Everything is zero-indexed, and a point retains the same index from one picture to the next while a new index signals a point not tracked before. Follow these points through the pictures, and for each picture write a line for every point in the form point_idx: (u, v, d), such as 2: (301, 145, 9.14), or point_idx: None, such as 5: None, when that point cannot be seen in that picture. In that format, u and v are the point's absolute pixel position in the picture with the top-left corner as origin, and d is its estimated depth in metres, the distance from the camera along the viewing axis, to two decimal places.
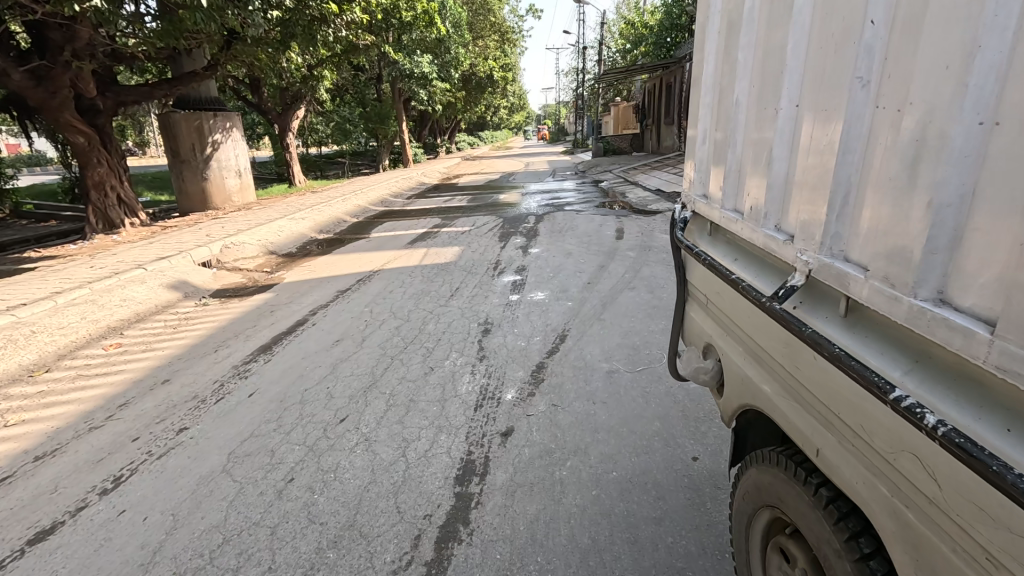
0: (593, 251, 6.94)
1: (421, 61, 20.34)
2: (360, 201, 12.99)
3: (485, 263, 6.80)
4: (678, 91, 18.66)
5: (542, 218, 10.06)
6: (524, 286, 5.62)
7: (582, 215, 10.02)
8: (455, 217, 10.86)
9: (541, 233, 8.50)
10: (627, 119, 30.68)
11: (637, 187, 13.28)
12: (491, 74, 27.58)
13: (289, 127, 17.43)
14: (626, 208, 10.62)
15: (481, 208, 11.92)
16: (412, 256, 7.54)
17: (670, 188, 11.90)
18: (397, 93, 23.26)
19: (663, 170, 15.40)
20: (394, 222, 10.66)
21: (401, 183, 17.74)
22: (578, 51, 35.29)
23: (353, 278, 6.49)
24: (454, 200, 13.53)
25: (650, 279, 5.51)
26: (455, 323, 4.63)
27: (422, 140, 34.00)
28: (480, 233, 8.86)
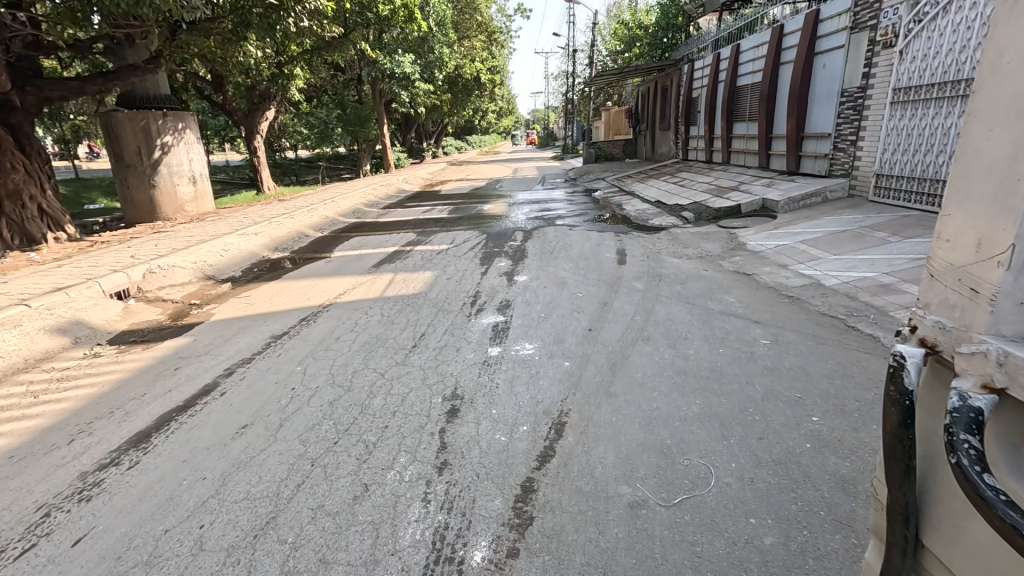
0: (593, 280, 5.80)
1: (403, 60, 19.47)
2: (329, 211, 11.73)
3: (462, 295, 5.63)
4: (674, 95, 17.74)
5: (531, 234, 8.92)
6: (509, 331, 4.46)
7: (576, 231, 8.90)
8: (434, 231, 9.68)
9: (530, 254, 7.35)
10: (618, 124, 29.74)
11: (634, 198, 12.18)
12: (477, 76, 26.44)
13: (257, 129, 16.09)
14: (625, 222, 9.51)
15: (463, 221, 10.72)
16: (376, 282, 6.32)
17: (672, 199, 10.81)
18: (377, 94, 22.04)
19: (660, 178, 14.35)
20: (364, 237, 9.43)
21: (380, 191, 16.48)
22: (567, 53, 34.31)
23: (297, 315, 5.26)
24: (434, 210, 12.31)
25: (666, 323, 4.36)
26: (412, 396, 3.41)
27: (406, 144, 32.70)
28: (460, 253, 7.68)
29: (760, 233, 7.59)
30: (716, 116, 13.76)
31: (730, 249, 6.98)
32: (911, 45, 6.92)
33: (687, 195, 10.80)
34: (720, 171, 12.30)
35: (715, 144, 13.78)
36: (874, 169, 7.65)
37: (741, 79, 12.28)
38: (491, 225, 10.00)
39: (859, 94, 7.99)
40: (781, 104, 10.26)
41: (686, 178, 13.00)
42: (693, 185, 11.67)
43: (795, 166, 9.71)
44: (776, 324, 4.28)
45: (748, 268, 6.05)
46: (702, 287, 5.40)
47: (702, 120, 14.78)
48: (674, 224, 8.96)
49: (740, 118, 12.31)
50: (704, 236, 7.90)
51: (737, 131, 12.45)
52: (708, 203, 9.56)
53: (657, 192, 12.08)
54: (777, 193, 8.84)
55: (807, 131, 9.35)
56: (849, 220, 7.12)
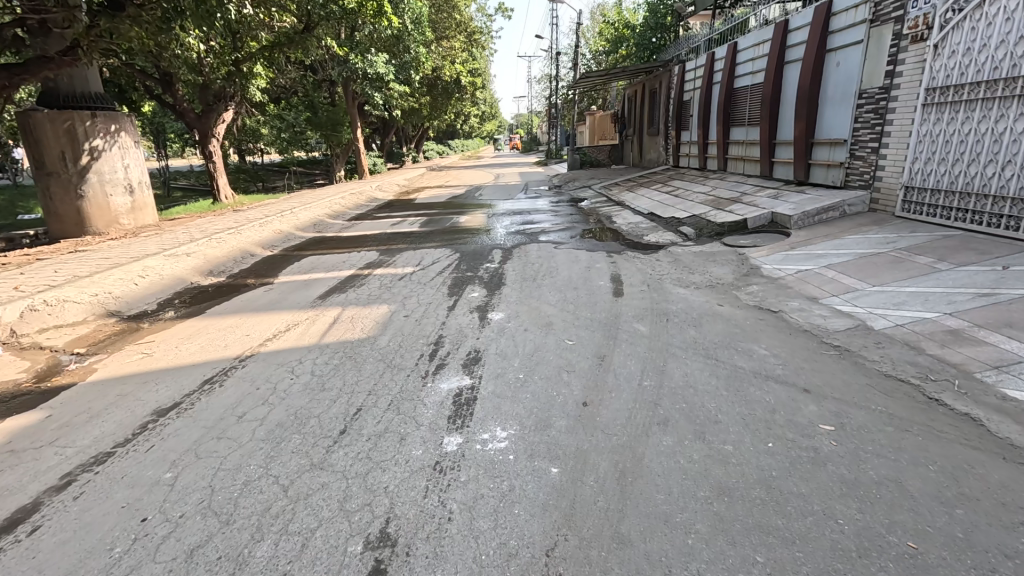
0: (584, 320, 4.67)
1: (376, 60, 18.35)
2: (286, 224, 10.46)
3: (421, 342, 4.45)
4: (662, 99, 16.83)
5: (511, 253, 7.77)
6: (475, 404, 3.30)
7: (563, 249, 7.79)
8: (400, 249, 8.48)
9: (508, 281, 6.22)
10: (603, 129, 28.80)
11: (625, 209, 11.13)
12: (457, 78, 25.39)
13: (213, 133, 14.73)
14: (618, 239, 8.43)
15: (436, 236, 9.55)
16: (317, 321, 5.11)
17: (667, 212, 9.77)
18: (349, 95, 20.77)
19: (651, 187, 13.35)
20: (318, 256, 8.19)
21: (349, 200, 15.22)
22: (550, 56, 33.39)
23: (201, 373, 4.01)
24: (405, 222, 11.12)
25: (686, 393, 3.25)
26: (317, 540, 2.23)
27: (384, 148, 31.43)
28: (426, 279, 6.51)
29: (774, 255, 6.59)
30: (711, 121, 12.80)
31: (744, 276, 5.93)
32: (947, 38, 5.97)
33: (684, 207, 9.78)
34: (717, 180, 11.32)
35: (710, 151, 12.84)
36: (901, 181, 6.69)
37: (738, 80, 11.34)
38: (467, 242, 8.84)
39: (882, 95, 7.04)
40: (787, 108, 9.32)
41: (679, 187, 12.01)
42: (689, 196, 10.66)
43: (804, 176, 8.76)
44: (833, 394, 3.20)
45: (772, 302, 4.99)
46: (721, 331, 4.31)
47: (695, 125, 13.82)
48: (673, 242, 7.91)
49: (737, 123, 11.39)
50: (710, 257, 6.86)
51: (734, 138, 11.52)
52: (709, 217, 8.56)
53: (649, 203, 11.07)
54: (787, 207, 7.84)
55: (818, 137, 8.41)
56: (879, 240, 6.13)
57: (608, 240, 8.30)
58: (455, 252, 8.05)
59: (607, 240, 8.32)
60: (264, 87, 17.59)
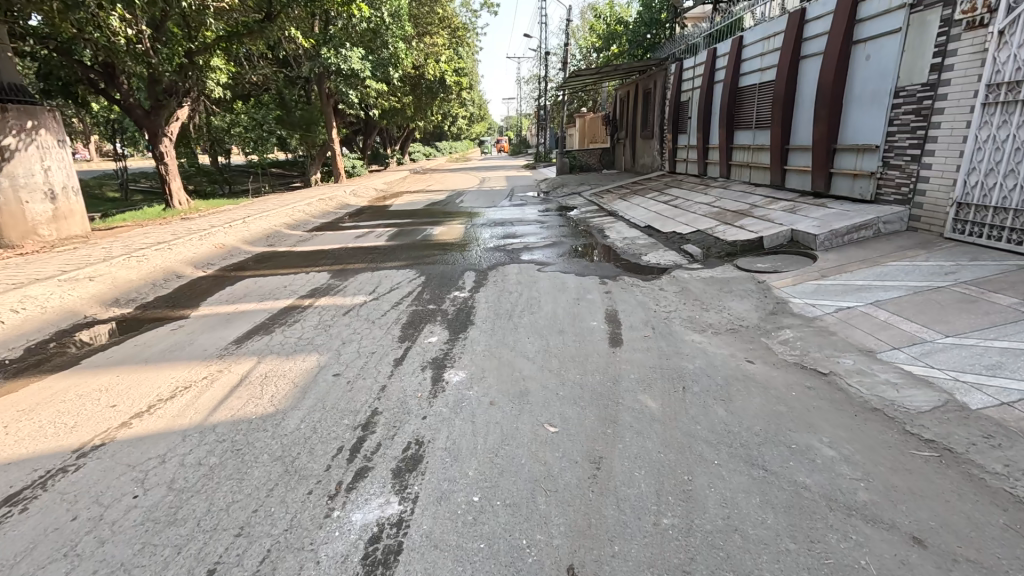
0: (572, 387, 3.45)
1: (350, 55, 17.15)
2: (231, 237, 9.11)
3: (344, 425, 3.18)
4: (657, 100, 15.74)
5: (486, 277, 6.54)
6: (395, 569, 2.05)
7: (548, 272, 6.57)
8: (357, 269, 7.23)
9: (478, 318, 5.00)
10: (594, 132, 27.76)
11: (618, 221, 9.96)
12: (441, 78, 24.21)
13: (165, 132, 13.34)
14: (612, 259, 7.24)
15: (402, 253, 8.26)
16: (216, 382, 3.82)
17: (667, 227, 8.62)
18: (324, 93, 19.45)
19: (646, 195, 12.20)
20: (256, 278, 6.89)
21: (317, 206, 13.91)
22: (539, 57, 32.30)
23: (6, 484, 2.70)
24: (371, 234, 9.84)
25: (732, 551, 2.04)
26: None
27: (365, 150, 30.11)
28: (377, 314, 5.25)
29: (802, 285, 5.43)
30: (712, 124, 11.71)
31: (771, 315, 4.75)
32: (1017, 23, 4.87)
33: (685, 221, 8.62)
34: (720, 189, 10.20)
35: (711, 157, 11.73)
36: (951, 197, 5.59)
37: (744, 79, 10.23)
38: (438, 261, 7.57)
39: (925, 93, 5.94)
40: (803, 109, 8.22)
41: (678, 196, 10.86)
42: (690, 208, 9.51)
43: (825, 187, 7.64)
44: (965, 554, 2.00)
45: (817, 359, 3.80)
46: (759, 409, 3.11)
47: (694, 128, 12.72)
48: (676, 264, 6.75)
49: (742, 125, 10.30)
50: (724, 286, 5.69)
51: (739, 142, 10.41)
52: (717, 234, 7.40)
53: (646, 215, 9.91)
54: (809, 224, 6.72)
55: (842, 142, 7.31)
56: (932, 269, 4.99)
57: (601, 261, 7.09)
58: (420, 275, 6.80)
59: (600, 261, 7.11)
60: (227, 82, 16.23)
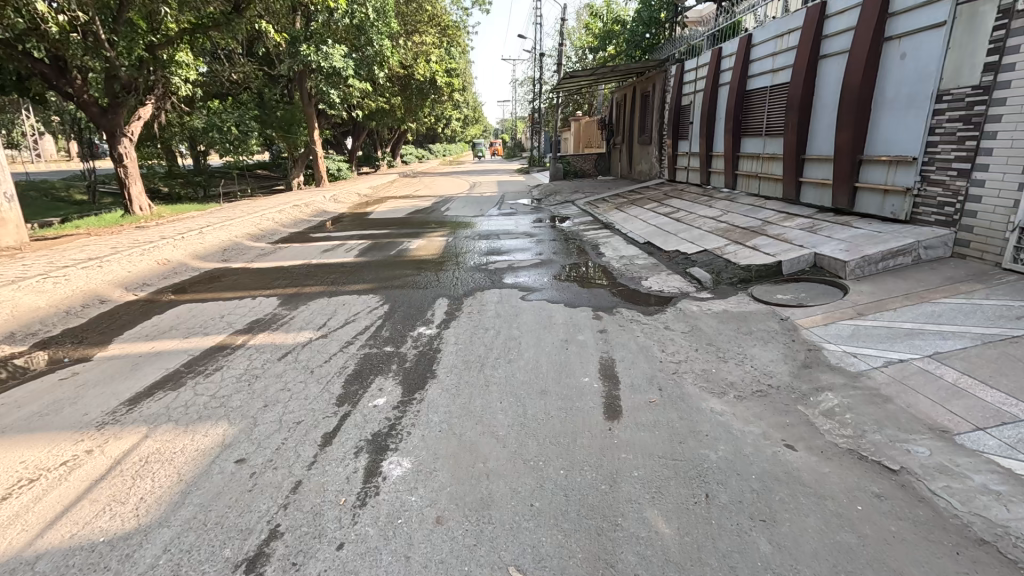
0: (552, 494, 2.49)
1: (332, 52, 16.24)
2: (180, 251, 8.10)
3: (220, 562, 2.20)
4: (656, 104, 14.88)
5: (461, 306, 5.58)
6: None
7: (533, 301, 5.63)
8: (313, 294, 6.27)
9: (443, 367, 4.04)
10: (588, 136, 26.88)
11: (615, 236, 9.04)
12: (431, 78, 23.30)
13: (124, 132, 12.30)
14: (607, 283, 6.32)
15: (370, 271, 7.31)
16: (76, 473, 2.84)
17: (669, 245, 7.71)
18: (305, 93, 18.48)
19: (644, 206, 11.30)
20: (193, 304, 5.91)
21: (289, 214, 12.90)
22: (534, 58, 31.45)
23: None
24: (340, 248, 8.86)
25: None
26: None
27: (354, 152, 29.09)
28: (319, 360, 4.28)
29: (835, 325, 4.52)
30: (715, 130, 10.83)
31: (804, 369, 3.83)
32: None
33: (689, 239, 7.72)
34: (726, 202, 9.30)
35: (715, 166, 10.84)
36: (1010, 220, 4.70)
37: (752, 81, 9.34)
38: (409, 282, 6.63)
39: (975, 97, 5.06)
40: (822, 115, 7.34)
41: (679, 208, 9.97)
42: (694, 222, 8.60)
43: (849, 203, 6.74)
44: None
45: (878, 444, 2.88)
46: (819, 542, 2.17)
47: (696, 134, 11.85)
48: (683, 292, 5.82)
49: (749, 133, 9.41)
50: (741, 324, 4.77)
51: (747, 151, 9.53)
52: (727, 256, 6.50)
53: (645, 230, 9.01)
54: (835, 247, 5.82)
55: (869, 153, 6.42)
56: (997, 310, 4.10)
57: (594, 286, 6.18)
58: (386, 302, 5.85)
59: (593, 286, 6.19)
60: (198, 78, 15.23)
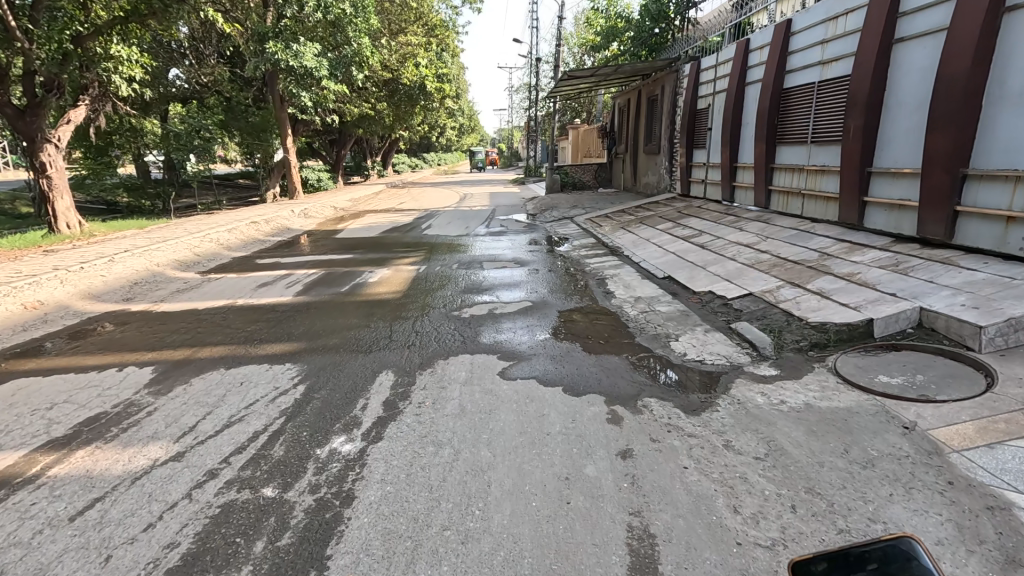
0: None
1: (303, 51, 14.66)
2: (70, 289, 6.31)
3: None
4: (665, 108, 13.20)
5: (410, 389, 3.78)
6: None
7: (517, 381, 3.84)
8: (212, 359, 4.46)
9: (348, 549, 2.24)
10: (587, 145, 25.31)
11: (625, 267, 7.29)
12: (419, 83, 21.75)
13: (49, 137, 10.55)
14: (621, 346, 4.56)
15: (304, 320, 5.52)
16: None
17: (698, 285, 5.95)
18: (276, 96, 16.81)
19: (656, 226, 9.57)
20: (28, 380, 4.09)
21: (244, 232, 11.13)
22: (529, 64, 29.94)
23: None
24: (283, 284, 7.08)
25: None
26: None
27: (339, 162, 27.42)
28: (137, 524, 2.45)
29: (1008, 450, 2.73)
30: (741, 137, 9.15)
31: (1014, 569, 2.03)
32: None
33: (724, 277, 5.96)
34: (761, 226, 7.57)
35: (742, 180, 9.14)
36: None
37: (791, 77, 7.67)
38: (351, 341, 4.83)
39: None
40: (899, 116, 5.64)
41: (702, 232, 8.22)
42: (726, 252, 6.85)
43: (948, 232, 5.02)
44: None
45: None
46: None
47: (716, 141, 10.17)
48: (732, 365, 4.06)
49: (788, 140, 7.72)
50: (846, 439, 2.97)
51: (785, 161, 7.82)
52: (786, 307, 4.74)
53: (662, 261, 7.26)
54: (949, 300, 4.06)
55: (979, 166, 4.71)
56: None
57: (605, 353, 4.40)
58: (306, 378, 4.05)
59: (603, 353, 4.41)
60: (148, 75, 13.57)
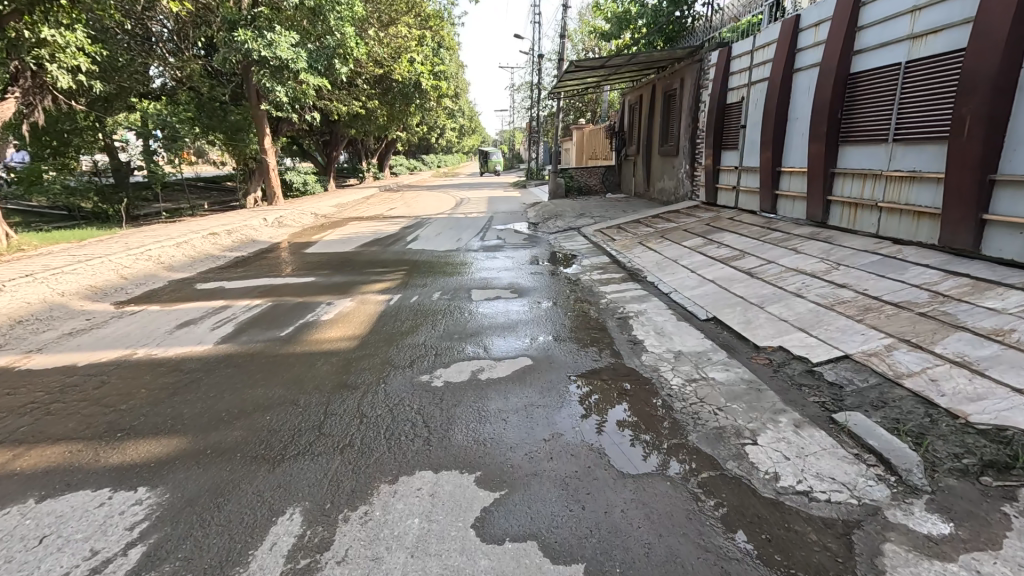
0: None
1: (278, 39, 13.16)
2: None
3: None
4: (685, 105, 11.60)
5: (317, 564, 2.17)
6: None
7: (505, 544, 2.24)
8: (29, 472, 2.85)
9: None
10: (593, 145, 23.78)
11: (651, 302, 5.71)
12: (412, 79, 20.26)
13: None
14: (667, 452, 2.95)
15: (211, 390, 3.89)
16: None
17: (759, 335, 4.35)
18: (251, 90, 15.26)
19: (682, 243, 7.95)
20: None
21: (198, 246, 9.55)
22: (531, 61, 28.49)
23: None
24: (212, 323, 5.49)
25: None
26: None
27: (330, 164, 25.91)
28: None
29: None
30: (787, 136, 7.54)
31: None
32: None
33: (796, 324, 4.33)
34: (824, 248, 5.94)
35: (787, 187, 7.55)
36: None
37: (862, 59, 6.06)
38: (260, 436, 3.20)
39: None
40: None
41: (745, 254, 6.60)
42: (786, 284, 5.23)
43: None
44: None
45: None
46: None
47: (752, 141, 8.57)
48: (863, 506, 2.44)
49: (858, 138, 6.12)
50: None
51: (851, 165, 6.24)
52: (917, 387, 3.13)
53: (700, 294, 5.64)
54: None
55: None
56: None
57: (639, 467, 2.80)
58: (156, 528, 2.41)
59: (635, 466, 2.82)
60: (97, 62, 12.02)
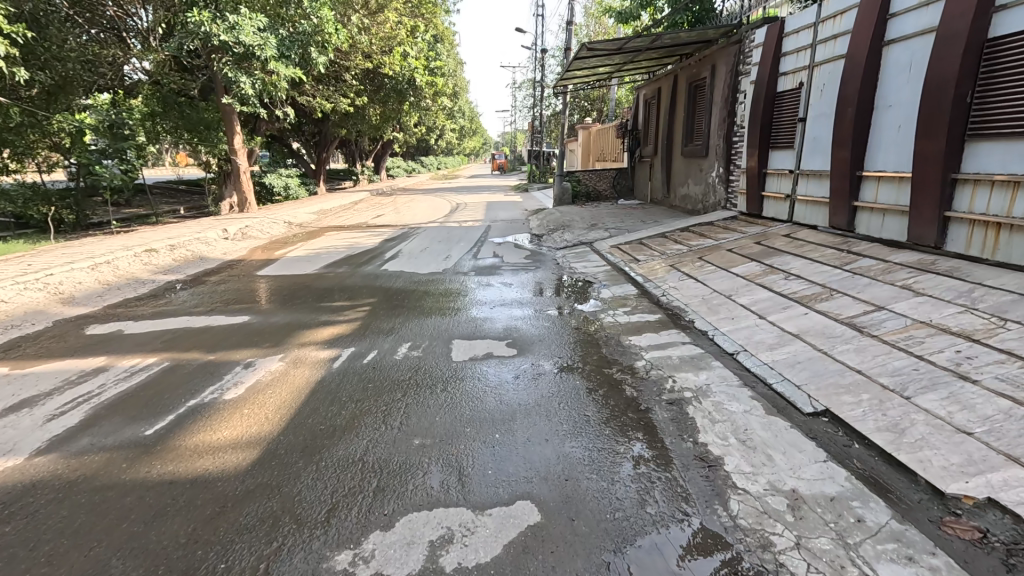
0: None
1: (243, 20, 11.44)
2: None
3: None
4: (717, 97, 9.77)
5: None
6: None
7: None
8: None
9: None
10: (601, 146, 22.00)
11: (713, 369, 3.92)
12: (405, 73, 18.53)
13: None
14: (716, 544, 2.23)
15: None
16: None
17: (935, 465, 2.49)
18: (217, 83, 13.53)
19: (732, 269, 6.13)
20: None
21: (125, 267, 7.76)
22: (534, 57, 26.78)
23: None
24: (60, 405, 3.66)
25: None
26: None
27: (321, 166, 24.24)
28: None
29: None
30: (876, 130, 5.69)
31: None
32: None
33: (999, 448, 2.48)
34: (961, 288, 4.10)
35: (876, 198, 5.70)
36: None
37: (1011, 17, 4.24)
38: None
39: None
40: None
41: (833, 292, 4.77)
42: (930, 353, 3.39)
43: None
44: None
45: None
46: None
47: (818, 139, 6.72)
48: None
49: (1003, 129, 4.31)
50: None
51: (991, 169, 4.42)
52: None
53: (787, 361, 3.80)
54: None
55: None
56: None
57: None
58: None
59: None
60: (21, 43, 10.21)
